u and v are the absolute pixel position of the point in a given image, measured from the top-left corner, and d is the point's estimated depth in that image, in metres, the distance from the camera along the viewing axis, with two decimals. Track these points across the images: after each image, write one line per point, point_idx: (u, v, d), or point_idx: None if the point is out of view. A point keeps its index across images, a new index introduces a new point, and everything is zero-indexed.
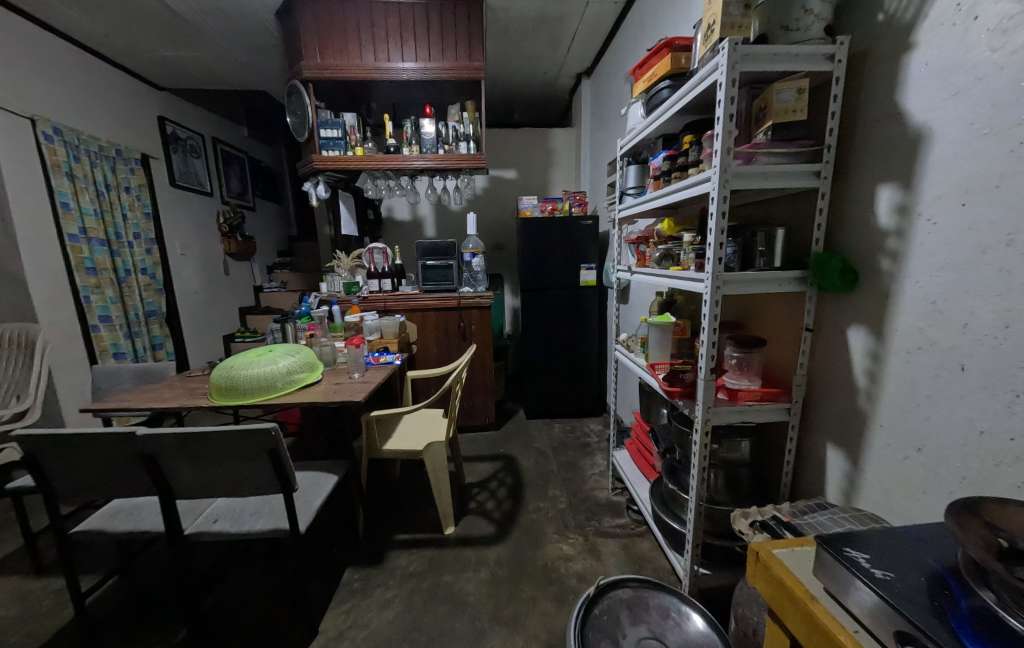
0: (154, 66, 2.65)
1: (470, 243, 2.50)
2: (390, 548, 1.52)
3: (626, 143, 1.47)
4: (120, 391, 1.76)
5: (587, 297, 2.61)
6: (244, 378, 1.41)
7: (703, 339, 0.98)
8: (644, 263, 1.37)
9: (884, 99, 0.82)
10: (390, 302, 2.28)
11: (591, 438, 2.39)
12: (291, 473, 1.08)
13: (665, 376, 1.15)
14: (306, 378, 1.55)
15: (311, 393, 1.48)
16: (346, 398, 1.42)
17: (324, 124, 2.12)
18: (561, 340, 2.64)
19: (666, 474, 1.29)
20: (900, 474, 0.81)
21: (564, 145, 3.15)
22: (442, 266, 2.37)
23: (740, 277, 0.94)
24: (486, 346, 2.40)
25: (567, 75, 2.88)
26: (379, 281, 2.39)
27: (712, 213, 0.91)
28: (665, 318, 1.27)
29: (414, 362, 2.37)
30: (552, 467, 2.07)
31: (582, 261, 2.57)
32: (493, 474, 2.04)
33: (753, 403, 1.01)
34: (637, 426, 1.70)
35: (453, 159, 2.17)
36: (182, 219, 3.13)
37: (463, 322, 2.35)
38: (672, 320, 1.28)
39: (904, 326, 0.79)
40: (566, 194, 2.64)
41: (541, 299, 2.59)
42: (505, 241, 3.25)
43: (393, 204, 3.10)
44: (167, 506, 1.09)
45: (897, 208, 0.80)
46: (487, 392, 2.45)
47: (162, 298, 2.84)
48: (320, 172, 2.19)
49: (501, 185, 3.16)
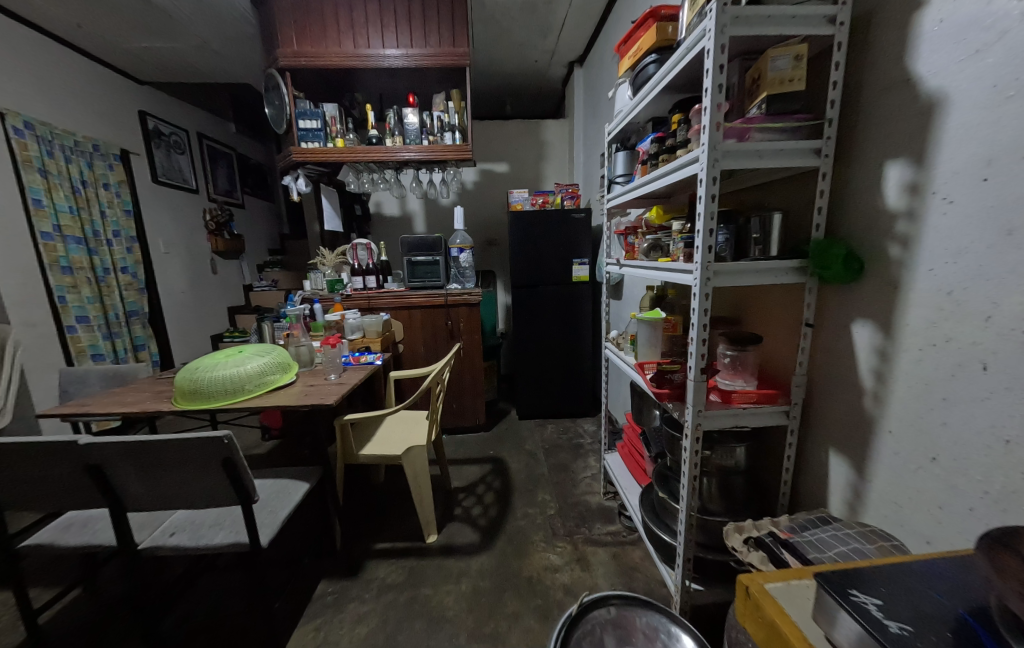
0: (130, 57, 2.56)
1: (458, 238, 2.39)
2: (368, 558, 1.44)
3: (614, 125, 1.38)
4: (88, 394, 1.68)
5: (580, 293, 2.52)
6: (209, 381, 1.32)
7: (692, 336, 0.89)
8: (633, 255, 1.27)
9: (892, 64, 0.73)
10: (374, 300, 2.19)
11: (584, 440, 2.30)
12: (249, 484, 1.00)
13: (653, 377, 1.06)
14: (278, 380, 1.47)
15: (282, 395, 1.40)
16: (317, 400, 1.33)
17: (303, 114, 2.03)
18: (554, 338, 2.56)
19: (657, 481, 1.20)
20: (912, 485, 0.73)
21: (557, 137, 3.05)
22: (429, 262, 2.28)
23: (732, 268, 0.85)
24: (475, 344, 2.31)
25: (559, 64, 2.79)
26: (364, 278, 2.29)
27: (700, 197, 0.82)
28: (655, 313, 1.19)
29: (401, 362, 2.29)
30: (543, 471, 1.99)
31: (575, 256, 2.47)
32: (480, 478, 1.96)
33: (748, 405, 0.92)
34: (628, 428, 1.61)
35: (438, 150, 2.08)
36: (166, 216, 3.05)
37: (451, 319, 2.26)
38: (662, 316, 1.20)
39: (916, 320, 0.71)
40: (557, 187, 2.55)
41: (533, 296, 2.51)
42: (497, 236, 3.15)
43: (380, 198, 3.01)
44: (118, 519, 1.01)
45: (908, 186, 0.71)
46: (476, 392, 2.37)
47: (144, 298, 2.77)
48: (300, 165, 2.10)
49: (492, 179, 3.06)
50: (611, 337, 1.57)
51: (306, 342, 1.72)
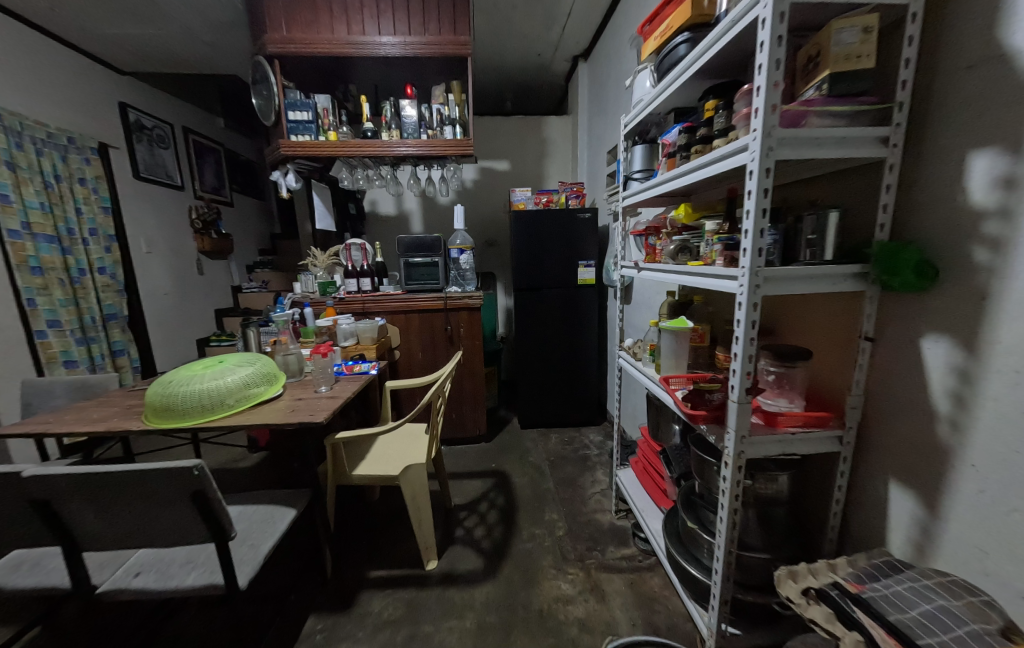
0: (109, 44, 2.41)
1: (458, 238, 2.27)
2: (362, 590, 1.31)
3: (633, 117, 1.26)
4: (53, 407, 1.53)
5: (586, 296, 2.41)
6: (183, 397, 1.18)
7: (736, 351, 0.77)
8: (654, 257, 1.16)
9: (979, 37, 0.62)
10: (369, 304, 2.05)
11: (591, 451, 2.19)
12: (224, 518, 0.87)
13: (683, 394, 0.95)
14: (263, 393, 1.34)
15: (267, 410, 1.26)
16: (305, 416, 1.20)
17: (293, 105, 1.89)
18: (558, 343, 2.45)
19: (683, 507, 1.09)
20: (1003, 531, 0.62)
21: (560, 134, 2.94)
22: (427, 264, 2.15)
23: (784, 274, 0.74)
24: (476, 351, 2.19)
25: (563, 58, 2.68)
26: (358, 280, 2.15)
27: (749, 192, 0.71)
28: (681, 322, 1.08)
29: (397, 369, 2.16)
30: (549, 486, 1.88)
31: (580, 258, 2.36)
32: (483, 494, 1.83)
33: (796, 430, 0.81)
34: (644, 443, 1.50)
35: (438, 144, 1.95)
36: (148, 213, 2.89)
37: (450, 324, 2.14)
38: (689, 325, 1.09)
39: (1011, 337, 0.60)
40: (562, 185, 2.44)
41: (536, 300, 2.40)
42: (498, 237, 3.03)
43: (376, 197, 2.87)
44: (71, 561, 0.87)
45: (1000, 180, 0.61)
46: (477, 401, 2.24)
47: (124, 300, 2.62)
48: (290, 159, 1.97)
49: (492, 177, 2.94)
50: (627, 346, 1.45)
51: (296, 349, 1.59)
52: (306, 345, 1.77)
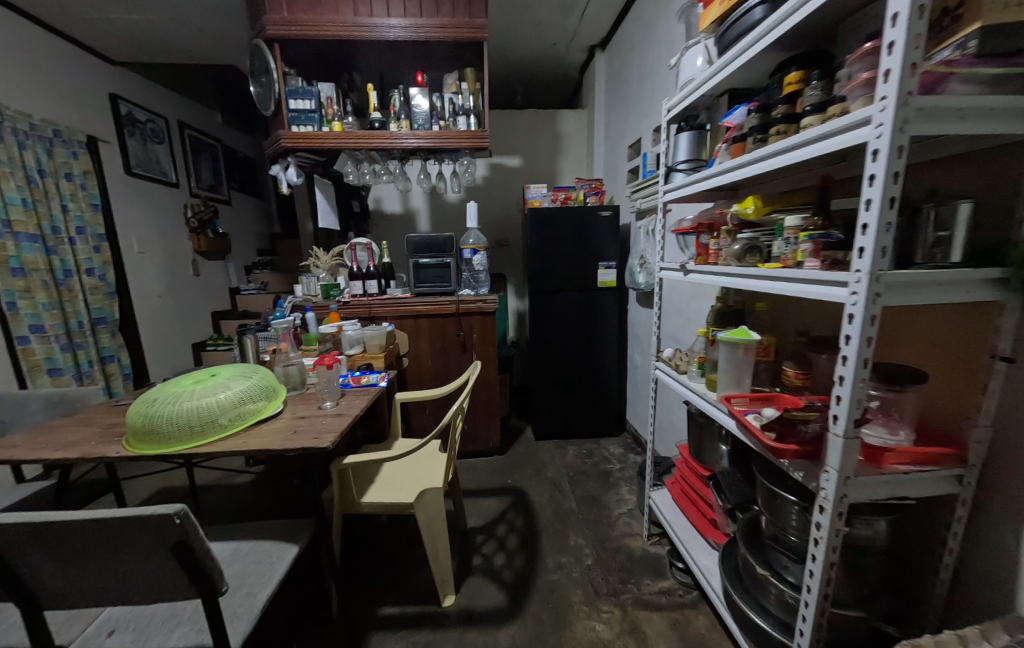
0: (97, 31, 2.26)
1: (471, 238, 2.10)
2: (371, 632, 1.16)
3: (680, 98, 1.12)
4: (27, 425, 1.37)
5: (606, 299, 2.26)
6: (170, 418, 1.04)
7: (844, 374, 0.63)
8: (708, 258, 1.02)
9: None
10: (376, 308, 1.91)
11: (613, 466, 2.04)
12: (214, 572, 0.72)
13: (757, 420, 0.80)
14: (261, 410, 1.20)
15: (266, 430, 1.12)
16: (308, 439, 1.05)
17: (294, 93, 1.75)
18: (575, 349, 2.30)
19: (745, 546, 0.95)
20: None
21: (574, 128, 2.80)
22: (437, 265, 2.01)
23: (909, 279, 0.59)
24: (489, 358, 2.04)
25: (579, 48, 2.54)
26: (363, 282, 1.99)
27: (875, 177, 0.56)
28: (745, 333, 0.92)
29: (406, 378, 2.01)
30: (571, 505, 1.73)
31: (600, 259, 2.21)
32: (500, 515, 1.69)
33: (910, 469, 0.67)
34: (683, 463, 1.36)
35: (451, 136, 1.81)
36: (140, 211, 2.74)
37: (463, 330, 1.99)
38: (754, 338, 0.93)
39: None
40: (579, 182, 2.29)
41: (552, 303, 2.25)
42: (509, 237, 2.88)
43: (380, 194, 2.73)
44: (30, 623, 0.73)
45: None
46: (490, 412, 2.10)
47: (114, 303, 2.47)
48: (291, 152, 1.82)
49: (504, 173, 2.80)
50: (666, 358, 1.30)
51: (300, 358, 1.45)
52: (308, 355, 1.62)
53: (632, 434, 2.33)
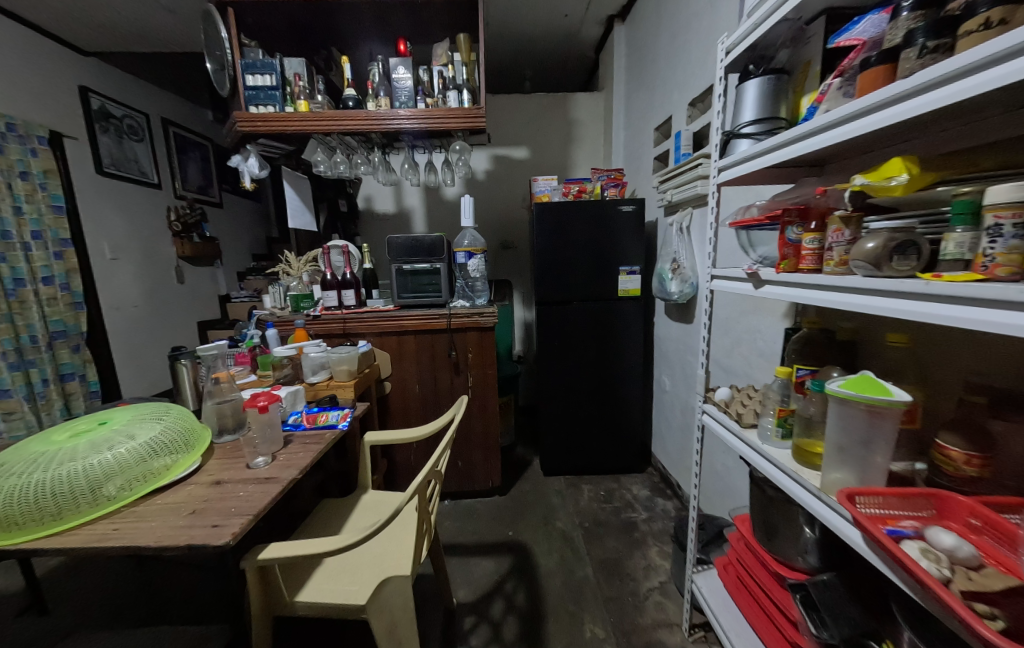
0: (56, 14, 2.04)
1: (466, 238, 1.77)
2: None
3: (757, 20, 0.73)
4: None
5: (628, 311, 1.90)
6: (14, 498, 0.72)
7: None
8: (803, 263, 0.66)
9: None
10: (351, 324, 1.59)
11: (638, 514, 1.68)
12: None
13: (932, 567, 0.45)
14: (172, 468, 0.88)
15: (161, 504, 0.80)
16: (209, 522, 0.74)
17: (251, 66, 1.45)
18: (591, 370, 1.95)
19: None
20: None
21: (590, 114, 2.45)
22: (426, 271, 1.69)
23: None
24: (488, 383, 1.70)
25: (594, 20, 2.19)
26: (338, 292, 1.68)
27: None
28: (885, 391, 0.55)
29: (389, 406, 1.70)
30: (587, 573, 1.37)
31: (620, 263, 1.85)
32: (497, 585, 1.34)
33: None
34: (742, 547, 1.00)
35: (439, 116, 1.49)
36: (114, 214, 2.52)
37: (455, 349, 1.66)
38: (898, 396, 0.55)
39: None
40: (595, 173, 1.93)
41: (564, 316, 1.90)
42: (515, 238, 2.54)
43: (371, 192, 2.44)
44: None
45: None
46: (489, 446, 1.76)
47: (79, 314, 2.25)
48: (251, 139, 1.53)
49: (509, 167, 2.47)
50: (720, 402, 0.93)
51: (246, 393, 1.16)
52: (255, 386, 1.29)
53: (659, 473, 1.95)
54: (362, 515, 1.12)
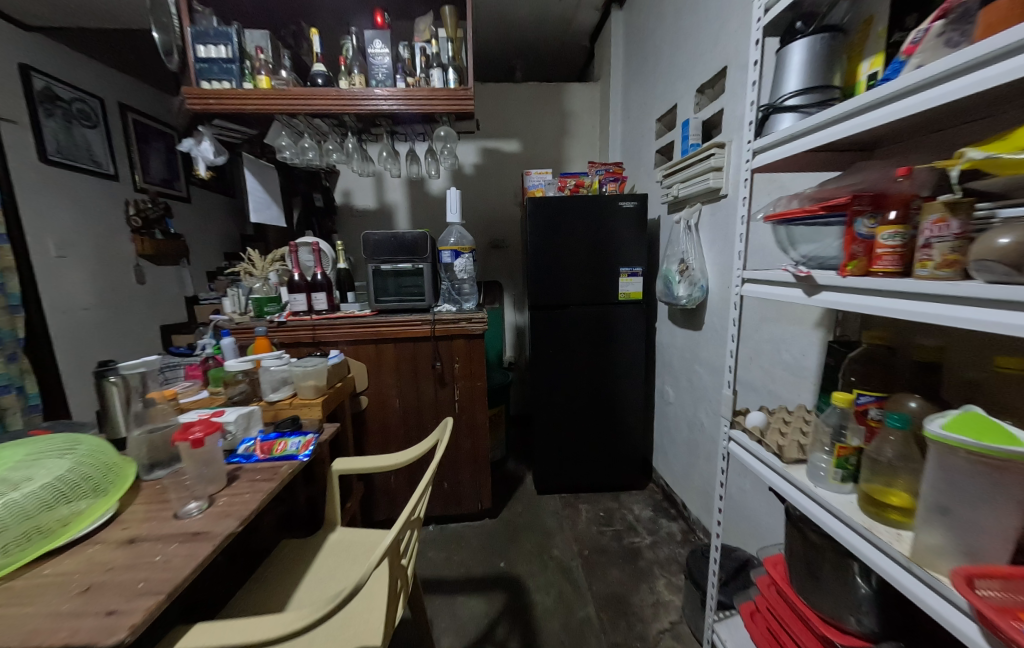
0: None
1: (453, 236, 1.61)
2: None
3: None
4: None
5: (629, 316, 1.76)
6: None
7: None
8: (881, 265, 0.52)
9: None
10: (322, 331, 1.41)
11: (642, 539, 1.53)
12: None
13: None
14: (77, 519, 0.70)
15: (49, 576, 0.61)
16: (107, 606, 0.55)
17: (203, 35, 1.25)
18: (589, 380, 1.80)
19: None
20: None
21: (585, 106, 2.30)
22: (408, 272, 1.51)
23: None
24: (476, 396, 1.54)
25: (590, 5, 2.04)
26: (308, 294, 1.49)
27: None
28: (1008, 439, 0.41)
29: (366, 424, 1.51)
30: (590, 613, 1.22)
31: (621, 264, 1.71)
32: (487, 630, 1.18)
33: None
34: (770, 596, 0.86)
35: (422, 97, 1.32)
36: (62, 207, 2.27)
37: (440, 359, 1.49)
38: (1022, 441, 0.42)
39: None
40: (593, 166, 1.79)
41: (560, 321, 1.75)
42: (506, 237, 2.38)
43: (349, 186, 2.25)
44: None
45: None
46: (478, 465, 1.59)
47: (18, 319, 1.99)
48: (204, 119, 1.33)
49: (498, 161, 2.31)
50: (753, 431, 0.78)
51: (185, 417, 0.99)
52: (202, 408, 1.10)
53: (662, 490, 1.81)
54: (329, 567, 0.95)
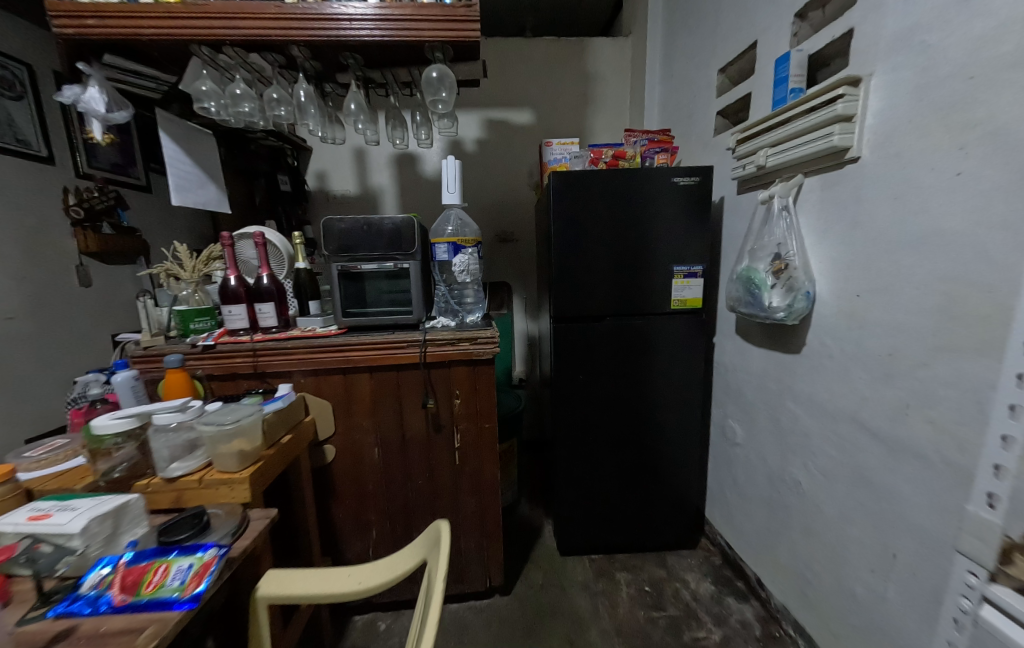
0: None
1: (451, 224, 1.19)
2: None
3: None
4: None
5: (680, 329, 1.35)
6: None
7: None
8: None
9: None
10: (266, 359, 1.00)
11: (710, 632, 1.14)
12: None
13: None
14: None
15: None
16: None
17: None
18: (627, 412, 1.39)
19: None
20: None
21: (612, 67, 1.88)
22: (387, 273, 1.10)
23: None
24: (483, 442, 1.13)
25: None
26: (251, 306, 1.09)
27: None
28: None
29: (334, 481, 1.11)
30: None
31: (673, 262, 1.30)
32: None
33: None
34: None
35: (405, 15, 0.90)
36: None
37: (434, 393, 1.09)
38: None
39: None
40: (632, 134, 1.37)
41: (592, 336, 1.34)
42: (518, 228, 1.96)
43: (324, 166, 1.83)
44: None
45: None
46: (486, 532, 1.19)
47: None
48: (89, 51, 0.92)
49: (508, 136, 1.89)
50: None
51: (2, 522, 0.58)
52: (58, 492, 0.71)
53: (721, 551, 1.41)
54: None
